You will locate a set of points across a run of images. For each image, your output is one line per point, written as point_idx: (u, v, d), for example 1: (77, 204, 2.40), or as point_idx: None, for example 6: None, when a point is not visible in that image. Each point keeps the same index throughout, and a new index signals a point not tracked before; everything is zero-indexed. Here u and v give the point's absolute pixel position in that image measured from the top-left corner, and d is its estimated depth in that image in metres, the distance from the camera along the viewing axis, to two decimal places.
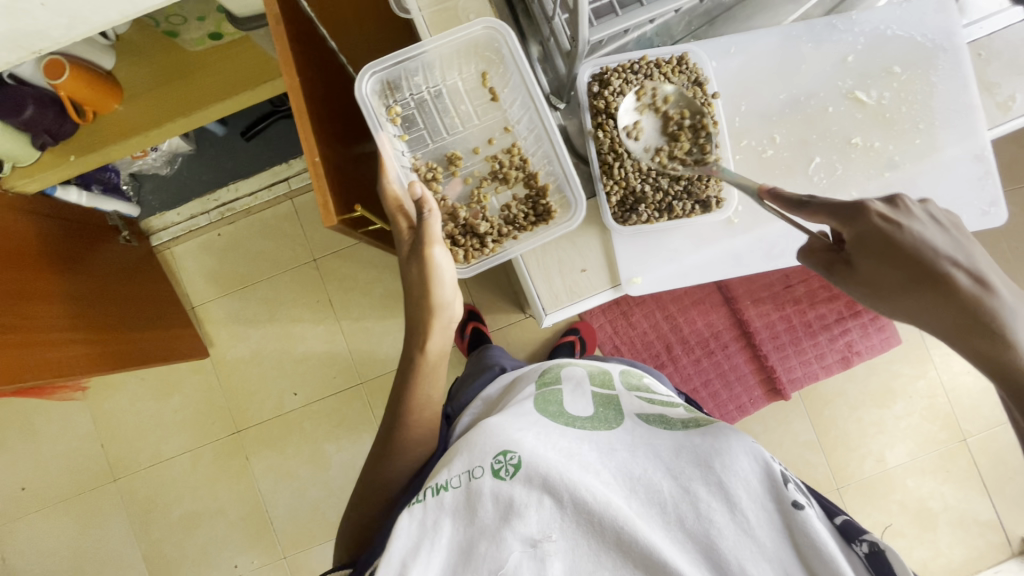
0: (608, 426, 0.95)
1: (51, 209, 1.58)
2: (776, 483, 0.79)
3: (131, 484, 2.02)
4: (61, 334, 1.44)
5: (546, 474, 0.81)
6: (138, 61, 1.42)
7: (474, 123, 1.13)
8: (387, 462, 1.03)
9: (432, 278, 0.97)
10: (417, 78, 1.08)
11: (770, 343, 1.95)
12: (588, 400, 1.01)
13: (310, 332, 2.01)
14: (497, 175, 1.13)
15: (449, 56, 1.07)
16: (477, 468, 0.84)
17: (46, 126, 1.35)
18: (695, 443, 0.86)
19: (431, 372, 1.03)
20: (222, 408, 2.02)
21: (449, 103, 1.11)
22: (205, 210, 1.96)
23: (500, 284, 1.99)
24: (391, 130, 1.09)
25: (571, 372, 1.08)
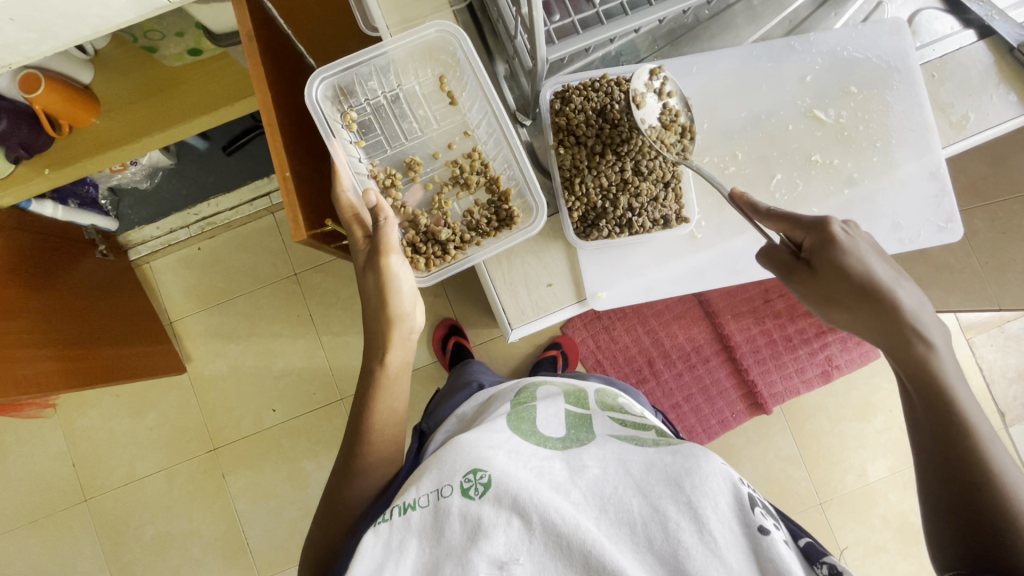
0: (578, 443, 0.93)
1: (26, 223, 1.55)
2: (743, 507, 0.78)
3: (103, 505, 1.96)
4: (30, 350, 1.40)
5: (516, 495, 0.79)
6: (118, 75, 1.42)
7: (433, 127, 1.14)
8: (355, 478, 0.99)
9: (390, 287, 1.00)
10: (372, 83, 1.10)
11: (751, 356, 1.96)
12: (560, 420, 0.99)
13: (289, 348, 1.99)
14: (458, 180, 1.14)
15: (405, 60, 1.09)
16: (446, 487, 0.84)
17: (21, 139, 1.35)
18: (667, 462, 0.84)
19: (392, 385, 1.04)
20: (198, 425, 1.98)
21: (406, 108, 1.12)
22: (185, 224, 1.94)
23: (481, 299, 1.99)
24: (346, 137, 1.10)
25: (548, 391, 1.09)
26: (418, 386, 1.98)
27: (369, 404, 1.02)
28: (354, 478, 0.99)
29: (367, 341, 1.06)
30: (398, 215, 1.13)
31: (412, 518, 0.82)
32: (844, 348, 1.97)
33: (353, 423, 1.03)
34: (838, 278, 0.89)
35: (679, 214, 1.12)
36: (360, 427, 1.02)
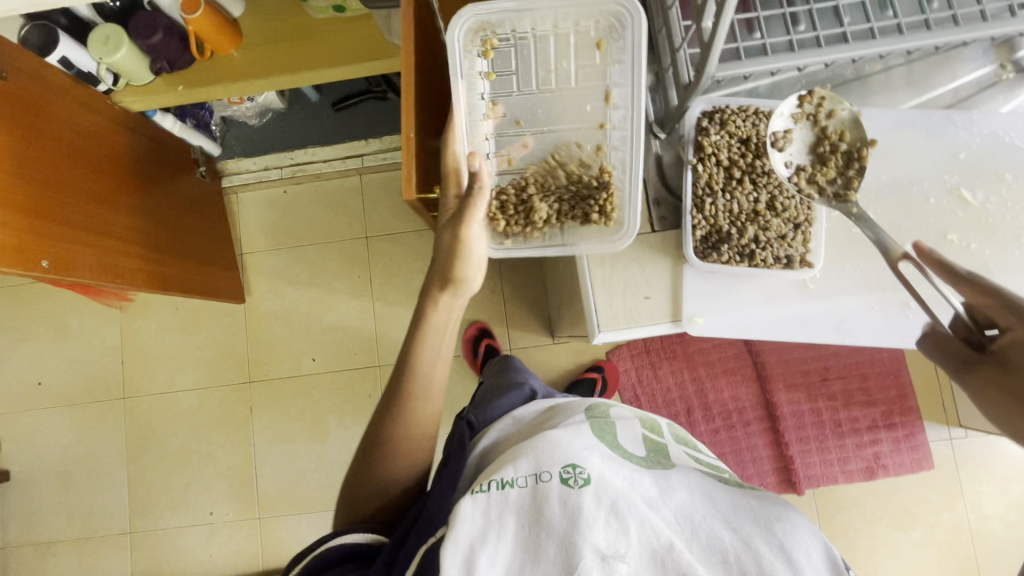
0: (660, 465, 0.94)
1: (146, 131, 1.67)
2: (836, 565, 0.79)
3: (138, 406, 2.05)
4: (123, 246, 1.48)
5: (614, 501, 0.80)
6: (263, 14, 1.52)
7: (569, 86, 1.05)
8: (396, 453, 0.97)
9: (461, 253, 0.98)
10: (523, 21, 1.01)
11: (795, 432, 1.88)
12: (640, 442, 1.00)
13: (343, 305, 2.04)
14: (562, 161, 1.07)
15: (564, 11, 0.98)
16: (545, 472, 0.82)
17: (167, 55, 1.46)
18: (755, 501, 0.86)
19: (440, 342, 1.00)
20: (241, 355, 2.05)
21: (551, 55, 1.03)
22: (279, 165, 2.03)
23: (536, 305, 2.00)
24: (476, 80, 1.05)
25: (620, 412, 1.07)
26: (454, 373, 2.00)
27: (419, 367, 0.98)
28: (394, 451, 0.97)
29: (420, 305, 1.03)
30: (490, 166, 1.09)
31: (510, 495, 0.79)
32: (895, 450, 1.87)
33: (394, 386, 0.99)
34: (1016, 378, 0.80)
35: (803, 257, 1.10)
36: (404, 396, 0.97)
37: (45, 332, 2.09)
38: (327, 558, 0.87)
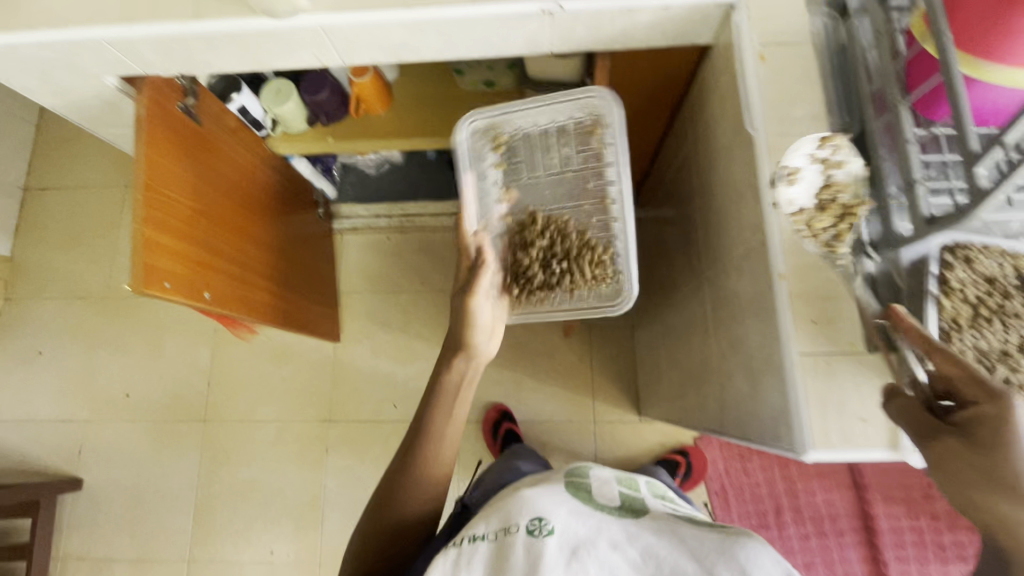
0: (630, 514, 0.92)
1: (282, 169, 1.75)
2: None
3: (216, 431, 2.07)
4: (260, 280, 1.50)
5: (571, 543, 0.81)
6: (413, 80, 1.63)
7: (569, 167, 1.23)
8: (406, 500, 0.93)
9: (468, 323, 0.96)
10: (528, 118, 1.20)
11: (893, 550, 1.77)
12: (614, 494, 0.98)
13: (429, 354, 2.06)
14: (562, 229, 1.21)
15: (550, 104, 1.17)
16: (512, 525, 0.84)
17: (326, 110, 1.54)
18: (721, 540, 0.80)
19: (453, 393, 0.96)
20: (323, 392, 2.07)
21: (552, 143, 1.22)
22: (389, 214, 2.14)
23: (624, 378, 1.98)
24: (488, 170, 1.25)
25: (601, 473, 1.06)
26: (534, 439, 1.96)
27: (430, 426, 0.94)
28: (402, 490, 0.93)
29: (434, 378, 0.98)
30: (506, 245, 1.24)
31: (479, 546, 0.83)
32: None
33: (412, 445, 0.95)
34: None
35: None
36: (423, 456, 0.93)
37: (139, 347, 2.15)
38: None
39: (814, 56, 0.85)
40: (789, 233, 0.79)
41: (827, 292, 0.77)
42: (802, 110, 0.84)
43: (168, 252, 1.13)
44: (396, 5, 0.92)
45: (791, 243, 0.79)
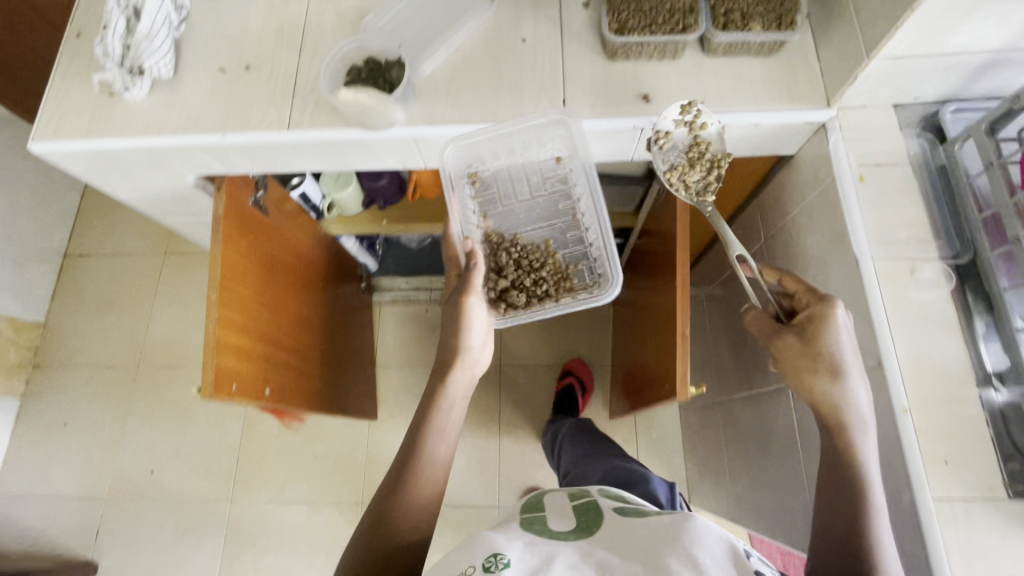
0: (585, 534, 0.78)
1: (331, 247, 1.75)
2: (735, 554, 0.67)
3: (243, 512, 1.97)
4: (312, 364, 1.48)
5: (527, 568, 0.68)
6: None
7: (542, 191, 1.09)
8: (401, 511, 0.78)
9: (461, 323, 0.91)
10: (497, 142, 1.00)
11: None
12: (569, 515, 0.84)
13: (468, 433, 1.99)
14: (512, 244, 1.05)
15: (537, 122, 0.96)
16: (468, 570, 0.68)
17: (383, 195, 1.54)
18: (664, 527, 0.72)
19: (448, 407, 0.87)
20: (357, 472, 1.99)
21: (523, 165, 1.06)
22: (430, 287, 2.13)
23: (671, 463, 1.90)
24: (466, 198, 1.06)
25: (556, 496, 0.91)
26: None
27: (427, 440, 0.83)
28: (392, 509, 0.78)
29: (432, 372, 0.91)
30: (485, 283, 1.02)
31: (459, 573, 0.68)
32: None
33: (439, 366, 0.91)
34: (827, 354, 0.77)
35: None
36: (417, 456, 0.82)
37: (168, 420, 2.09)
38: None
39: (914, 181, 0.85)
40: (911, 363, 0.76)
41: (958, 430, 0.73)
42: (908, 233, 0.83)
43: (236, 352, 1.10)
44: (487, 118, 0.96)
45: (910, 372, 0.76)
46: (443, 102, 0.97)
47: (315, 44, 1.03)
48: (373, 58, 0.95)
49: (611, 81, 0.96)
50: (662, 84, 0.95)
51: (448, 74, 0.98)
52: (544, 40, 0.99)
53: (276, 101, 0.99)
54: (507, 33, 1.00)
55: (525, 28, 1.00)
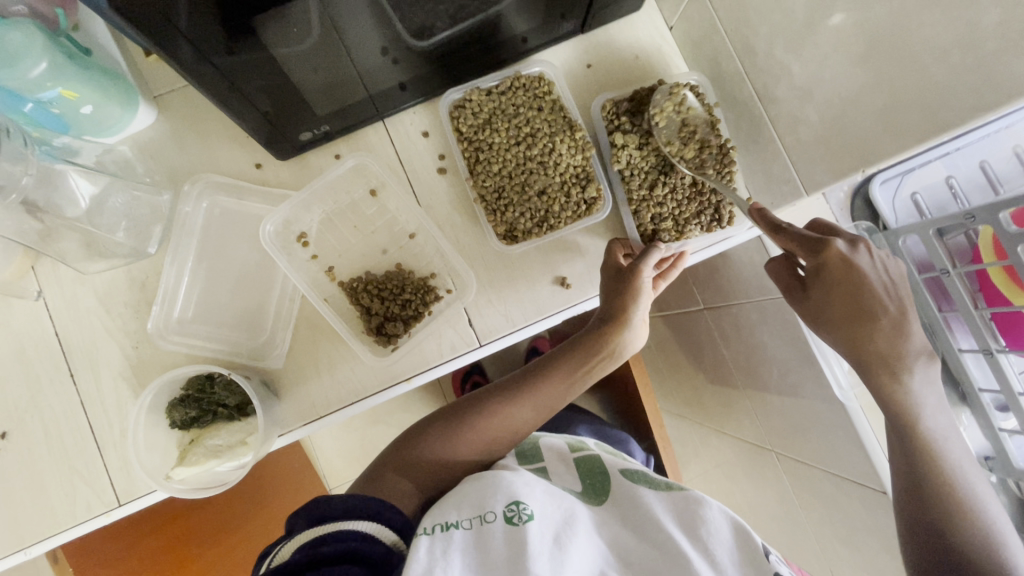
0: (597, 502, 0.58)
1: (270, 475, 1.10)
2: (754, 551, 0.48)
3: None
4: None
5: (554, 528, 0.50)
6: None
7: (392, 208, 0.73)
8: (463, 430, 0.61)
9: (632, 303, 0.65)
10: (330, 175, 0.71)
11: None
12: (571, 472, 0.63)
13: None
14: (365, 285, 0.71)
15: (326, 175, 0.71)
16: (488, 513, 0.51)
17: None
18: (670, 510, 0.54)
19: (562, 377, 0.66)
20: None
21: (338, 184, 0.72)
22: None
23: None
24: (296, 254, 0.70)
25: (553, 441, 0.68)
26: None
27: (486, 404, 0.63)
28: (488, 406, 0.63)
29: (525, 370, 0.67)
30: (403, 391, 0.71)
31: (455, 538, 0.48)
32: None
33: (528, 377, 0.66)
34: (841, 306, 0.62)
35: None
36: (503, 400, 0.64)
37: None
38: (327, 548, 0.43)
39: None
40: None
41: None
42: None
43: None
44: (389, 382, 0.70)
45: None
46: (318, 383, 0.70)
47: (91, 361, 0.69)
48: (196, 376, 0.65)
49: (516, 269, 0.72)
50: (577, 254, 0.72)
51: (306, 337, 0.70)
52: (416, 243, 0.73)
53: (75, 468, 0.68)
54: (360, 249, 0.73)
55: (384, 233, 0.73)
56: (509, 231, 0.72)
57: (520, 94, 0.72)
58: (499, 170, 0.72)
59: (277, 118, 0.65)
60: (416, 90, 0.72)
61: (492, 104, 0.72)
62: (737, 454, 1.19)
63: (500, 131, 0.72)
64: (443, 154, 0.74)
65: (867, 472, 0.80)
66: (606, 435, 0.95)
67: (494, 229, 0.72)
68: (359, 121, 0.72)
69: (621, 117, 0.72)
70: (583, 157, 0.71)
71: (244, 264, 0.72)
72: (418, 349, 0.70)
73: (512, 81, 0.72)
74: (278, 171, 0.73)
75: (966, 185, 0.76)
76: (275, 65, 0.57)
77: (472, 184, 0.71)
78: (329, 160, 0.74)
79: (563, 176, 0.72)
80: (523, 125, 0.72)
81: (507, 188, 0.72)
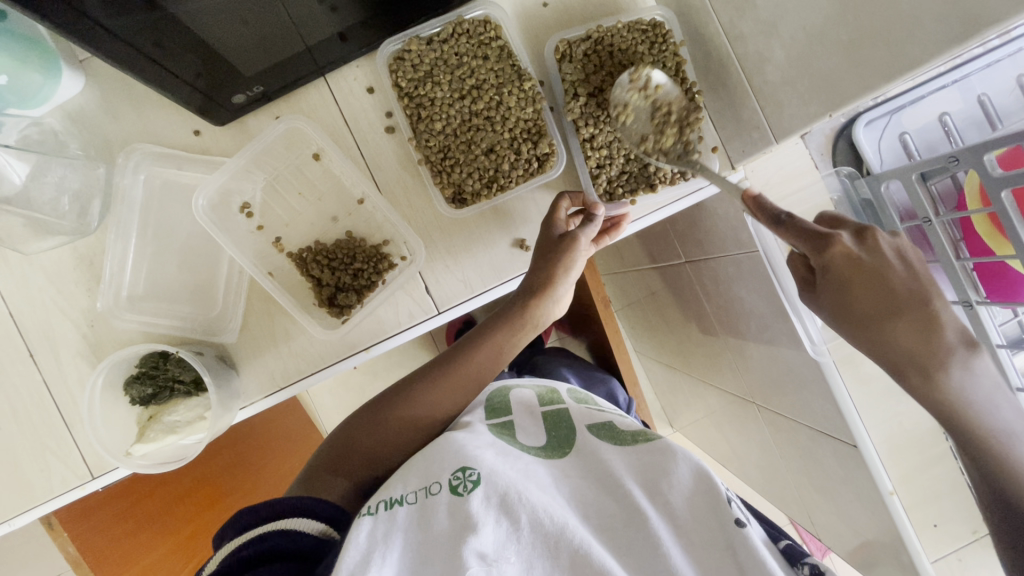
0: (560, 454, 0.59)
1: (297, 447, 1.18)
2: (715, 499, 0.49)
3: None
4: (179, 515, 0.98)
5: (504, 489, 0.50)
6: None
7: (335, 172, 0.69)
8: (393, 419, 0.62)
9: (563, 269, 0.64)
10: (269, 139, 0.67)
11: None
12: (538, 425, 0.63)
13: None
14: (318, 253, 0.68)
15: (262, 142, 0.67)
16: (434, 484, 0.52)
17: None
18: (635, 465, 0.54)
19: (487, 350, 0.67)
20: None
21: (277, 149, 0.69)
22: None
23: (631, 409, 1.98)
24: (239, 223, 0.68)
25: (521, 394, 0.68)
26: None
27: (413, 386, 0.64)
28: (415, 391, 0.64)
29: (451, 350, 0.68)
30: (359, 358, 0.69)
31: (398, 517, 0.48)
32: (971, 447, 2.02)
33: (452, 355, 0.67)
34: (866, 302, 0.57)
35: None
36: (429, 380, 0.65)
37: None
38: (246, 550, 0.45)
39: None
40: (886, 444, 0.75)
41: (940, 493, 0.75)
42: None
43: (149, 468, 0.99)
44: (347, 351, 0.69)
45: (890, 453, 0.75)
46: (275, 355, 0.69)
47: (49, 340, 0.69)
48: (149, 354, 0.65)
49: (472, 234, 0.69)
50: (535, 214, 0.69)
51: (260, 310, 0.69)
52: (365, 209, 0.70)
53: (46, 442, 0.69)
54: (308, 218, 0.70)
55: (333, 199, 0.70)
56: (457, 194, 0.69)
57: (463, 44, 0.66)
58: (443, 128, 0.67)
59: (207, 81, 0.60)
60: (357, 42, 0.66)
61: (432, 54, 0.66)
62: (724, 404, 1.17)
63: (442, 84, 0.67)
64: (389, 111, 0.69)
65: (840, 427, 0.79)
66: (587, 377, 0.95)
67: (442, 193, 0.68)
68: (299, 78, 0.67)
69: (573, 70, 0.66)
70: (535, 109, 0.66)
71: (190, 238, 0.69)
72: (374, 318, 0.69)
73: (454, 28, 0.66)
74: (218, 136, 0.69)
75: (962, 123, 0.69)
76: (181, 24, 0.53)
77: (415, 145, 0.67)
78: (270, 122, 0.69)
79: (513, 132, 0.67)
80: (467, 76, 0.67)
81: (452, 147, 0.68)
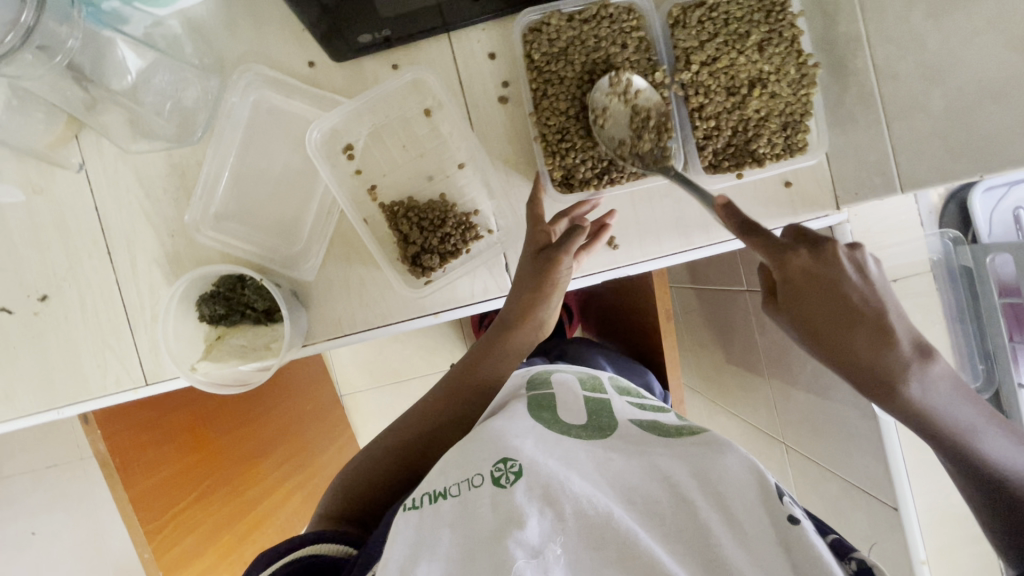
0: (601, 436, 0.52)
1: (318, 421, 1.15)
2: (767, 493, 0.43)
3: None
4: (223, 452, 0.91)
5: (546, 482, 0.44)
6: None
7: (445, 135, 0.68)
8: (447, 403, 0.63)
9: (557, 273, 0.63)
10: (387, 89, 0.67)
11: None
12: (580, 406, 0.57)
13: None
14: (410, 211, 0.67)
15: (381, 94, 0.67)
16: (476, 475, 0.46)
17: None
18: (684, 457, 0.48)
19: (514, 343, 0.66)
20: None
21: (391, 99, 0.68)
22: None
23: None
24: (340, 164, 0.67)
25: (564, 377, 0.63)
26: None
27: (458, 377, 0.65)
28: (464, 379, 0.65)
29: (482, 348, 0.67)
30: (432, 318, 0.69)
31: (444, 512, 0.43)
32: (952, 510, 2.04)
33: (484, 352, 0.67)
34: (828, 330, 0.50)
35: None
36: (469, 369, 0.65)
37: None
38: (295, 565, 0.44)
39: (937, 295, 0.73)
40: (929, 513, 0.75)
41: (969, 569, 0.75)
42: None
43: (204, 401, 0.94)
44: (416, 312, 0.69)
45: (931, 523, 0.75)
46: (345, 301, 0.69)
47: (128, 242, 0.69)
48: (227, 276, 0.65)
49: None
50: (633, 215, 0.68)
51: (340, 255, 0.68)
52: (463, 175, 0.69)
53: (108, 340, 0.70)
54: (406, 171, 0.69)
55: (433, 159, 0.69)
56: (565, 177, 0.67)
57: (603, 27, 0.64)
58: (565, 109, 0.66)
59: (341, 16, 0.59)
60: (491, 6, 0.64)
61: (570, 32, 0.64)
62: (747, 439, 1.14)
63: (574, 64, 0.65)
64: (507, 82, 0.68)
65: (881, 487, 0.79)
66: (622, 366, 0.93)
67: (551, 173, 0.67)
68: (425, 30, 0.66)
69: (688, 36, 0.63)
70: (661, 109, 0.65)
71: (285, 168, 0.69)
72: (452, 286, 0.69)
73: (599, 9, 0.64)
74: (332, 73, 0.68)
75: None
76: None
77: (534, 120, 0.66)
78: (386, 70, 0.68)
79: None
80: (601, 62, 0.65)
81: (571, 130, 0.66)
